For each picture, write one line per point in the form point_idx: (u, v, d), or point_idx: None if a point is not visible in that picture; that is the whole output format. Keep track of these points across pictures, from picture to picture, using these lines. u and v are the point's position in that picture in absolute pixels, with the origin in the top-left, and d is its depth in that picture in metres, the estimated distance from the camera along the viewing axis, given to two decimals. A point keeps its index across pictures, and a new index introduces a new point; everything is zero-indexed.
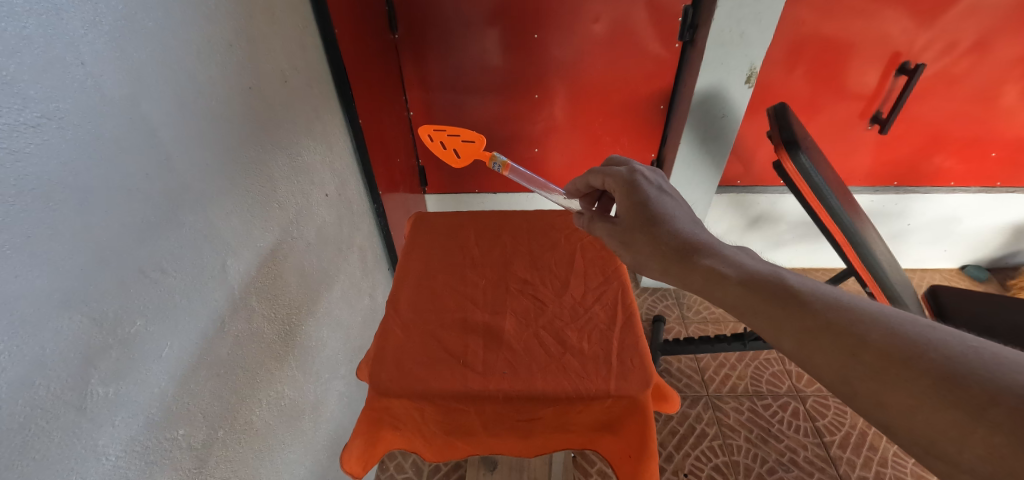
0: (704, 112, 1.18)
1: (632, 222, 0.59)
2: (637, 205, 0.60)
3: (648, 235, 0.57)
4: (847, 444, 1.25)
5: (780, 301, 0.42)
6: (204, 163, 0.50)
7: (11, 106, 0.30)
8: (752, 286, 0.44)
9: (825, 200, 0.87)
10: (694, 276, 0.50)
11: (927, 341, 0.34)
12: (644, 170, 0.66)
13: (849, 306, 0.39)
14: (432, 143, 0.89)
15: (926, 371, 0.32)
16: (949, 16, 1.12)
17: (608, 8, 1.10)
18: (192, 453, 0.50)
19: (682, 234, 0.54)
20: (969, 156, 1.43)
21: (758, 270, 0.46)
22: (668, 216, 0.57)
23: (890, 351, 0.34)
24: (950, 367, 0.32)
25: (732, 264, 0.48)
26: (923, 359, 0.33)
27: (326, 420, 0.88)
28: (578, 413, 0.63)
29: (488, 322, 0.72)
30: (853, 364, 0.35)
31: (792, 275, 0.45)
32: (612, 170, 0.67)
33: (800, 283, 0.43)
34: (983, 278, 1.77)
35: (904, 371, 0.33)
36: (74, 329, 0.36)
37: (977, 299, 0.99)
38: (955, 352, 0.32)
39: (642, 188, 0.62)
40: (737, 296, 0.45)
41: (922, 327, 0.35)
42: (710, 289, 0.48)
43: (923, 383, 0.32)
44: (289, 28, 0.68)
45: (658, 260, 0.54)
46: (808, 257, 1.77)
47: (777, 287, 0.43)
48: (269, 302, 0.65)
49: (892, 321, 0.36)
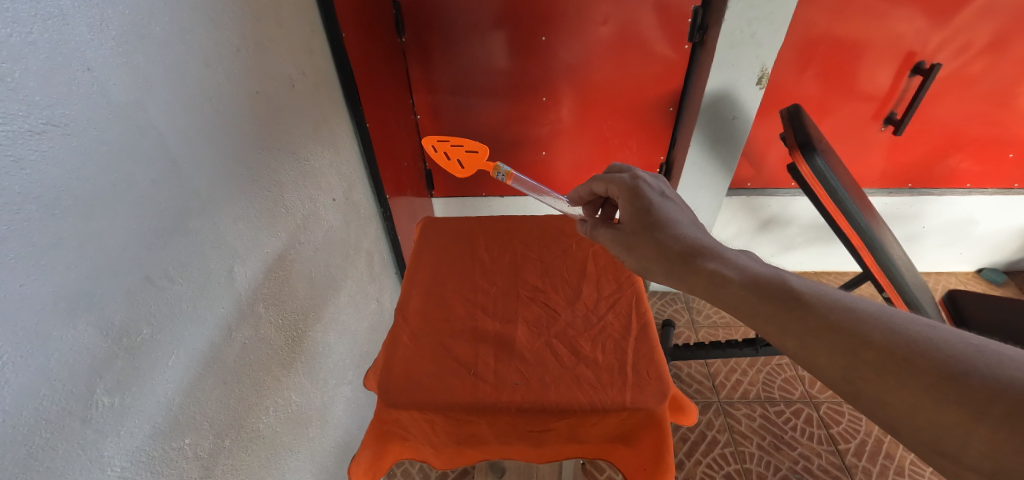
0: (714, 113, 1.16)
1: (635, 227, 0.58)
2: (639, 210, 0.59)
3: (650, 239, 0.55)
4: (863, 451, 1.22)
5: (784, 304, 0.40)
6: (211, 169, 0.49)
7: (14, 112, 0.29)
8: (756, 289, 0.43)
9: (842, 202, 0.85)
10: (697, 279, 0.48)
11: (929, 340, 0.33)
12: (646, 176, 0.64)
13: (851, 308, 0.37)
14: (434, 154, 0.88)
15: (927, 370, 0.31)
16: (964, 15, 1.09)
17: (617, 10, 1.09)
18: (197, 462, 0.49)
19: (685, 238, 0.53)
20: (987, 157, 1.40)
21: (760, 272, 0.45)
22: (671, 220, 0.56)
23: (892, 351, 0.33)
24: (951, 366, 0.31)
25: (736, 266, 0.46)
26: (924, 357, 0.32)
27: (332, 426, 0.87)
28: (592, 425, 0.62)
29: (499, 331, 0.71)
30: (856, 364, 0.34)
31: (795, 277, 0.43)
32: (614, 177, 0.66)
33: (804, 286, 0.41)
34: (1000, 281, 1.74)
35: (906, 370, 0.32)
36: (79, 338, 0.35)
37: (997, 303, 0.97)
38: (955, 350, 0.32)
39: (645, 194, 0.60)
40: (740, 299, 0.43)
41: (922, 326, 0.34)
42: (713, 291, 0.46)
43: (924, 381, 0.31)
44: (295, 32, 0.67)
45: (661, 264, 0.53)
46: (819, 261, 1.75)
47: (780, 290, 0.41)
48: (275, 309, 0.64)
49: (894, 321, 0.35)
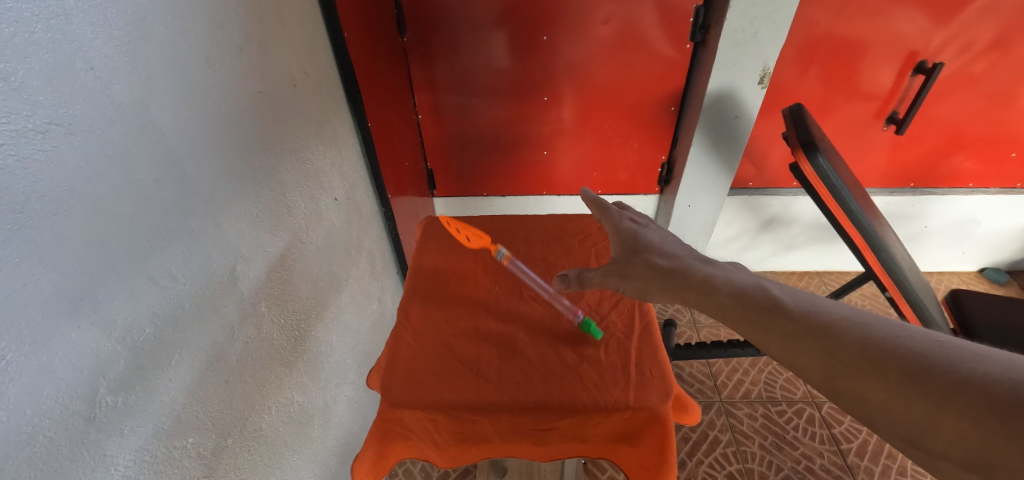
0: (716, 113, 1.16)
1: (626, 256, 0.58)
2: (627, 240, 0.60)
3: (642, 264, 0.56)
4: (865, 452, 1.22)
5: (767, 311, 0.42)
6: (214, 169, 0.49)
7: (18, 112, 0.29)
8: (742, 298, 0.45)
9: (844, 201, 0.85)
10: (689, 291, 0.50)
11: (897, 338, 0.35)
12: (627, 210, 0.67)
13: (827, 312, 0.40)
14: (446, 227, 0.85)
15: (894, 366, 0.33)
16: (966, 15, 1.09)
17: (619, 10, 1.09)
18: (202, 461, 0.49)
19: (674, 256, 0.55)
20: (990, 157, 1.40)
21: (745, 282, 0.47)
22: (658, 242, 0.59)
23: (863, 350, 0.35)
24: (917, 360, 0.33)
25: (725, 275, 0.48)
26: (892, 355, 0.34)
27: (335, 425, 0.87)
28: (595, 425, 0.62)
29: (501, 330, 0.70)
30: (832, 364, 0.36)
31: (777, 285, 0.46)
32: (599, 212, 0.67)
33: (786, 294, 0.43)
34: (1002, 281, 1.73)
35: (876, 366, 0.34)
36: (83, 338, 0.35)
37: (1000, 303, 0.96)
38: (923, 346, 0.34)
39: (629, 225, 0.63)
40: (727, 307, 0.45)
41: (891, 326, 0.36)
42: (704, 300, 0.48)
43: (894, 376, 0.33)
44: (296, 32, 0.67)
45: (658, 284, 0.53)
46: (821, 261, 1.74)
47: (763, 297, 0.44)
48: (278, 309, 0.64)
49: (866, 323, 0.37)
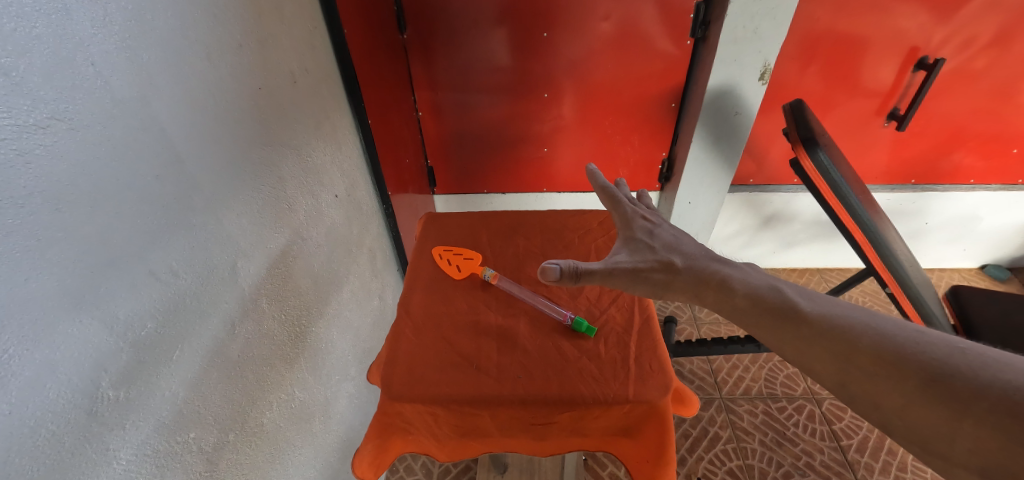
0: (716, 109, 1.16)
1: (642, 253, 0.58)
2: (642, 239, 0.61)
3: (658, 262, 0.56)
4: (865, 448, 1.22)
5: (782, 314, 0.44)
6: (214, 165, 0.49)
7: (20, 107, 0.30)
8: (758, 300, 0.46)
9: (846, 198, 0.85)
10: (705, 289, 0.51)
11: (916, 344, 0.36)
12: (641, 211, 0.68)
13: (844, 316, 0.41)
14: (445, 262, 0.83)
15: (912, 373, 0.34)
16: (967, 10, 1.09)
17: (619, 7, 1.09)
18: (203, 456, 0.50)
19: (689, 256, 0.56)
20: (991, 153, 1.39)
21: (761, 284, 0.48)
22: (672, 242, 0.59)
23: (880, 355, 0.36)
24: (936, 367, 0.34)
25: (742, 276, 0.50)
26: (910, 361, 0.35)
27: (336, 421, 0.87)
28: (595, 419, 0.62)
29: (501, 325, 0.70)
30: (848, 369, 0.38)
31: (793, 287, 0.47)
32: (615, 214, 0.68)
33: (801, 298, 0.45)
34: (1003, 277, 1.73)
35: (893, 372, 0.35)
36: (85, 332, 0.36)
37: (1001, 300, 0.96)
38: (942, 352, 0.34)
39: (643, 227, 0.63)
40: (743, 309, 0.47)
41: (911, 332, 0.37)
42: (720, 301, 0.50)
43: (912, 382, 0.34)
44: (296, 27, 0.66)
45: (675, 283, 0.54)
46: (821, 258, 1.74)
47: (778, 300, 0.45)
48: (279, 304, 0.64)
49: (884, 328, 0.38)
